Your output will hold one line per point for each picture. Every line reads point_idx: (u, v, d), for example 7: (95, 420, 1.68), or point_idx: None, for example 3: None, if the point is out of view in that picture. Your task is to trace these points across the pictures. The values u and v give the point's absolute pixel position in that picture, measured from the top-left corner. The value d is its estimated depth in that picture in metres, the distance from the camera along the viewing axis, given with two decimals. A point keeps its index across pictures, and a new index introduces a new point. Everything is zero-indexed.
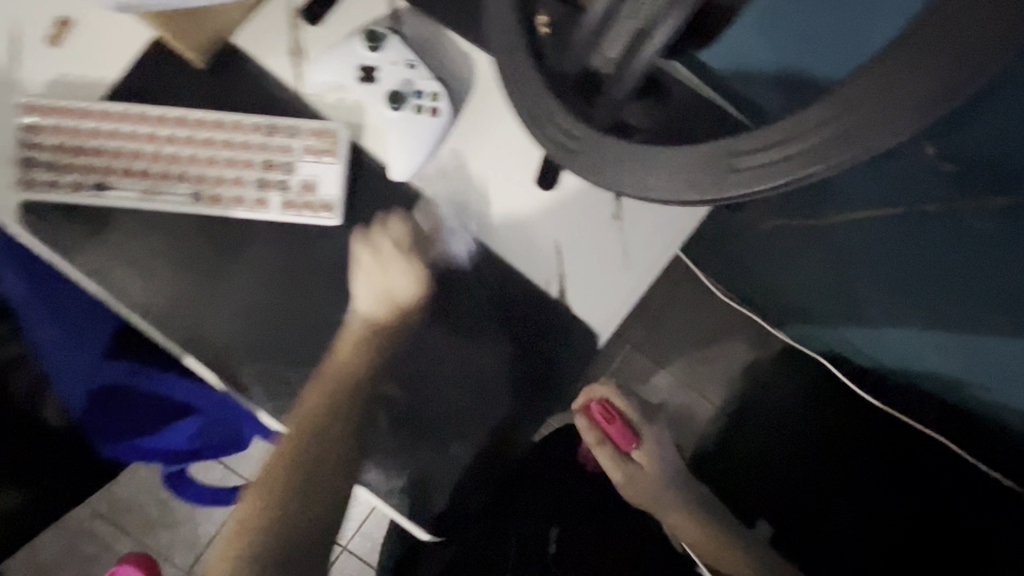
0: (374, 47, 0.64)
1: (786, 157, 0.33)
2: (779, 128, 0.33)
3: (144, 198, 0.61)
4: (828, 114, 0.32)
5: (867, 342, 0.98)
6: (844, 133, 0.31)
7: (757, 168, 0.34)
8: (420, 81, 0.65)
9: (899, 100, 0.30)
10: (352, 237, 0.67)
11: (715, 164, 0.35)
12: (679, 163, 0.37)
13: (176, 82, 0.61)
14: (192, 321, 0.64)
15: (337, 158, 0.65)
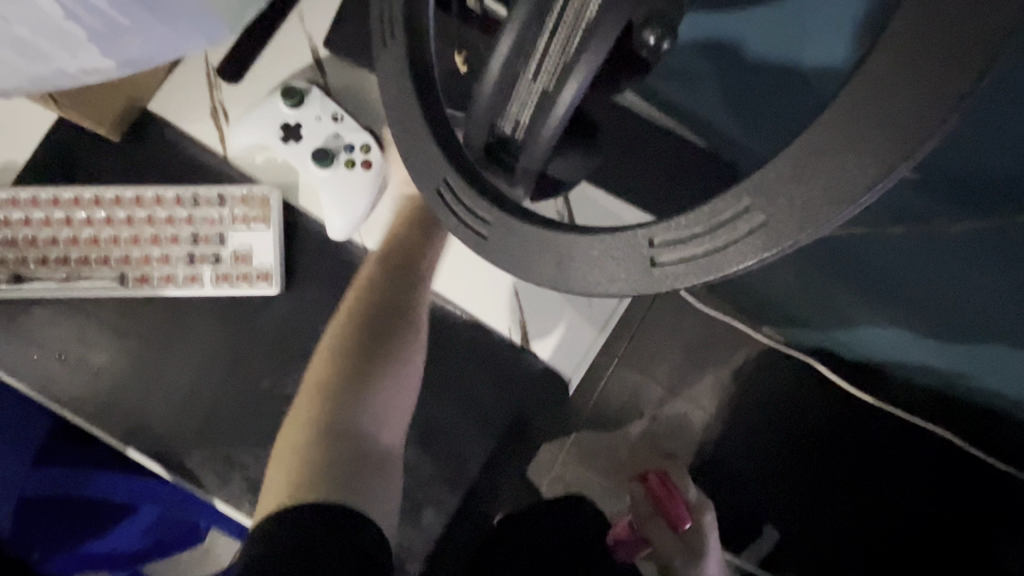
0: (296, 104, 0.58)
1: (723, 246, 0.25)
2: (708, 211, 0.25)
3: (65, 287, 0.57)
4: (755, 196, 0.24)
5: (852, 338, 0.95)
6: (777, 220, 0.24)
7: (686, 261, 0.25)
8: (349, 134, 0.58)
9: (843, 176, 0.23)
10: (293, 306, 0.60)
11: (621, 256, 0.27)
12: (588, 252, 0.27)
13: (94, 158, 0.58)
14: (123, 414, 0.58)
15: (269, 223, 0.58)
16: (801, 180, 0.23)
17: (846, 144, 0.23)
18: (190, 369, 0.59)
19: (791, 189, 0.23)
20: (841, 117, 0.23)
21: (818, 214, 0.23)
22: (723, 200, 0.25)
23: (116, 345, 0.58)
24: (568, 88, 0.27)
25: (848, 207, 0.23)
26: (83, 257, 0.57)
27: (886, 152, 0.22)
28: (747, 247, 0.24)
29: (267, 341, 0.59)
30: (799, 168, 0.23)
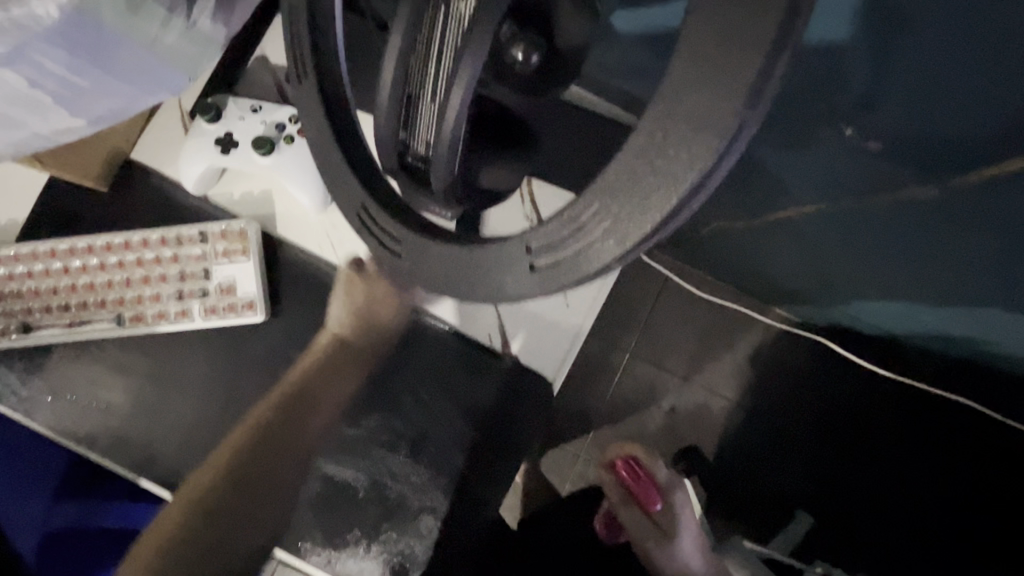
0: (213, 116, 0.59)
1: (587, 243, 0.28)
2: (566, 214, 0.29)
3: (68, 332, 0.61)
4: (604, 198, 0.27)
5: (866, 313, 0.97)
6: (626, 216, 0.27)
7: (562, 261, 0.29)
8: (271, 115, 0.60)
9: (672, 167, 0.26)
10: (281, 329, 0.62)
11: (511, 262, 0.31)
12: (488, 262, 0.32)
13: (86, 209, 0.62)
14: (131, 446, 0.61)
15: (249, 255, 0.60)
16: (643, 175, 0.26)
17: (675, 132, 0.25)
18: (192, 399, 0.62)
19: (636, 185, 0.27)
20: (666, 111, 0.26)
21: (658, 202, 0.26)
22: (577, 208, 0.28)
23: (120, 381, 0.62)
24: (456, 97, 0.30)
25: (682, 195, 0.26)
26: (81, 304, 0.61)
27: (710, 137, 0.25)
28: (608, 240, 0.28)
29: (260, 367, 0.62)
30: (638, 163, 0.26)
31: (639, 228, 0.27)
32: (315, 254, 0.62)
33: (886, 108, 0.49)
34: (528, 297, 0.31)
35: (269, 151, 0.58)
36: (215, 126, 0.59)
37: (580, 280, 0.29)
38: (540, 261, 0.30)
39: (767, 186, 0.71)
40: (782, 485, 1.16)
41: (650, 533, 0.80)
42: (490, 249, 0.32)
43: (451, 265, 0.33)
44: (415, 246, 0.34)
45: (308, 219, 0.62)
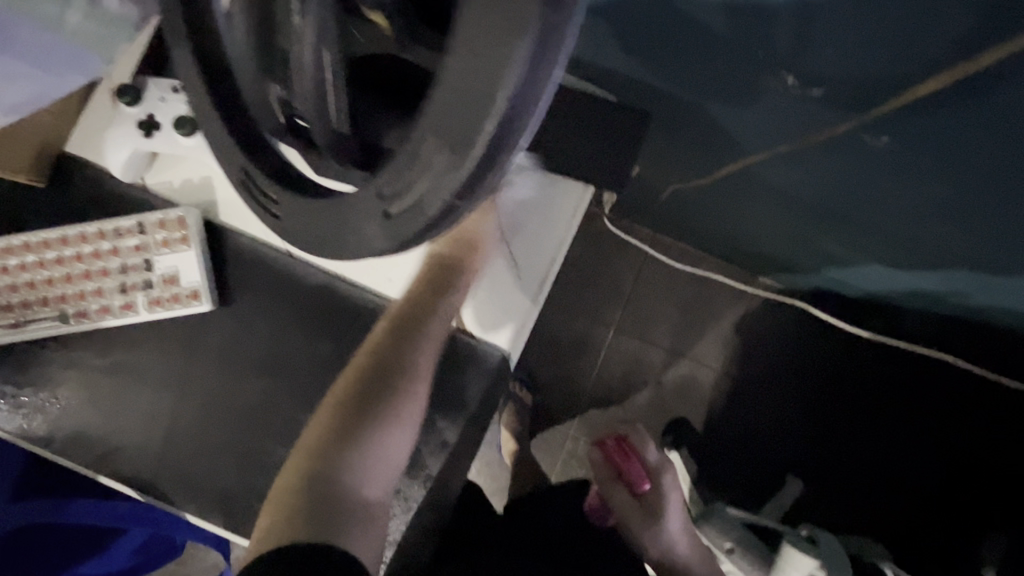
0: (133, 99, 0.57)
1: (422, 182, 0.26)
2: (404, 155, 0.27)
3: (14, 332, 0.60)
4: (430, 131, 0.25)
5: (843, 276, 0.96)
6: (452, 146, 0.25)
7: (408, 204, 0.27)
8: (192, 93, 0.57)
9: (480, 92, 0.23)
10: (234, 317, 0.61)
11: (369, 211, 0.29)
12: (354, 216, 0.30)
13: (24, 207, 0.61)
14: (91, 442, 0.61)
15: (190, 244, 0.59)
16: (455, 106, 0.24)
17: (480, 51, 0.23)
18: (147, 395, 0.61)
19: (457, 117, 0.24)
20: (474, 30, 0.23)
21: (476, 131, 0.24)
22: (416, 146, 0.26)
23: (73, 379, 0.61)
24: None
25: (495, 118, 0.23)
26: (25, 302, 0.60)
27: (512, 52, 0.22)
28: (445, 175, 0.25)
29: (212, 357, 0.61)
30: (451, 93, 0.24)
31: (465, 159, 0.25)
32: (259, 239, 0.62)
33: (822, 57, 0.48)
34: (390, 245, 0.29)
35: (193, 133, 0.56)
36: (136, 109, 0.56)
37: (431, 221, 0.27)
38: (392, 208, 0.28)
39: (723, 145, 0.70)
40: (768, 453, 1.16)
41: (637, 513, 0.83)
42: (354, 201, 0.30)
43: (335, 224, 0.32)
44: (311, 211, 0.33)
45: (249, 204, 0.61)
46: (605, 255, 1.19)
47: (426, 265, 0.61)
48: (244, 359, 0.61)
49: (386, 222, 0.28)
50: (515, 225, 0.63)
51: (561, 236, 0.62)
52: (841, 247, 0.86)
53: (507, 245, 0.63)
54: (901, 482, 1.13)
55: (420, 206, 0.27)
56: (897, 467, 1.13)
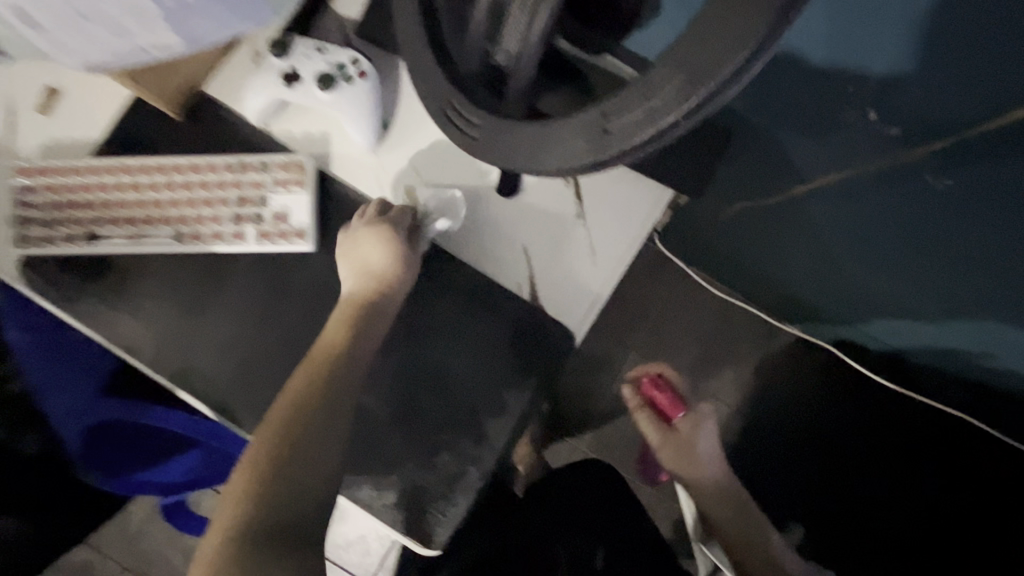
0: (282, 53, 0.64)
1: (653, 106, 0.31)
2: (639, 84, 0.32)
3: (129, 245, 0.66)
4: (675, 65, 0.30)
5: (881, 329, 1.00)
6: (690, 81, 0.29)
7: (632, 124, 0.32)
8: (335, 55, 0.64)
9: (728, 40, 0.28)
10: (326, 262, 0.66)
11: (585, 128, 0.34)
12: (565, 131, 0.35)
13: (156, 134, 0.67)
14: (175, 356, 0.65)
15: (305, 187, 0.65)
16: (701, 49, 0.29)
17: (738, 14, 0.28)
18: (236, 321, 0.66)
19: (696, 64, 0.29)
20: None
21: (707, 78, 0.29)
22: (650, 78, 0.31)
23: (169, 295, 0.66)
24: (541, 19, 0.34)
25: (737, 62, 0.28)
26: (146, 217, 0.66)
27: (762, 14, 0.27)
28: (667, 107, 0.31)
29: (300, 295, 0.66)
30: (702, 41, 0.29)
31: (694, 95, 0.29)
32: (364, 194, 0.67)
33: (906, 97, 0.55)
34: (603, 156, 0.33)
35: (331, 88, 0.63)
36: (283, 61, 0.64)
37: (648, 140, 0.32)
38: (612, 127, 0.33)
39: (789, 170, 0.76)
40: (777, 490, 1.18)
41: (669, 436, 0.87)
42: (566, 122, 0.35)
43: (527, 139, 0.37)
44: (491, 137, 0.38)
45: (363, 160, 0.67)
46: (644, 273, 1.24)
47: (511, 239, 0.67)
48: (330, 302, 0.66)
49: (602, 139, 0.33)
50: (598, 213, 0.67)
51: (639, 230, 0.67)
52: (885, 297, 0.90)
53: (588, 231, 0.67)
54: (906, 538, 1.14)
55: (644, 125, 0.31)
56: (903, 524, 1.14)
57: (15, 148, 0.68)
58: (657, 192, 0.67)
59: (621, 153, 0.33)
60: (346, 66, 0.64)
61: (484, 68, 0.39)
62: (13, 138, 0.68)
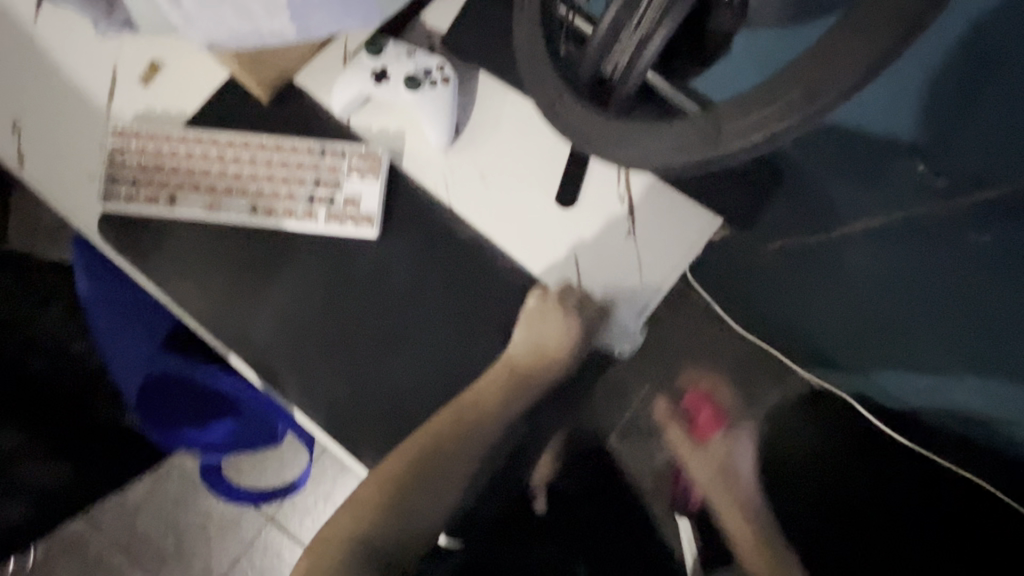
0: (375, 52, 0.69)
1: (769, 111, 0.34)
2: (755, 93, 0.35)
3: (207, 212, 0.70)
4: (799, 78, 0.33)
5: (899, 384, 0.91)
6: (809, 91, 0.33)
7: (745, 128, 0.35)
8: (423, 61, 0.70)
9: (850, 62, 0.32)
10: (387, 249, 0.70)
11: (696, 128, 0.37)
12: (673, 132, 0.38)
13: (245, 114, 0.72)
14: (234, 321, 0.69)
15: (378, 176, 0.69)
16: (821, 63, 0.32)
17: (847, 48, 0.32)
18: (297, 294, 0.69)
19: (815, 82, 0.33)
20: (847, 31, 0.32)
21: (821, 91, 0.33)
22: (767, 88, 0.34)
23: (235, 263, 0.70)
24: (654, 35, 0.38)
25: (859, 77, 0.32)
26: (226, 189, 0.70)
27: (882, 40, 0.31)
28: (785, 113, 0.34)
29: (359, 277, 0.70)
30: (826, 59, 0.32)
31: (810, 104, 0.33)
32: (429, 190, 0.71)
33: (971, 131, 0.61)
34: (716, 154, 0.36)
35: (416, 88, 0.68)
36: (375, 59, 0.69)
37: (762, 142, 0.35)
38: (727, 128, 0.35)
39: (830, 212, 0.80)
40: None
41: (708, 457, 0.99)
42: (674, 125, 0.38)
43: (625, 133, 0.40)
44: (585, 137, 0.42)
45: (433, 159, 0.72)
46: None
47: (564, 247, 0.71)
48: (386, 287, 0.69)
49: (715, 138, 0.36)
50: (649, 233, 0.71)
51: (686, 254, 0.71)
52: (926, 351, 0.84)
53: (637, 249, 0.71)
54: None
55: (762, 126, 0.34)
56: None
57: (113, 113, 0.73)
58: (705, 219, 0.71)
59: (732, 152, 0.35)
60: (432, 71, 0.69)
61: (592, 77, 0.43)
62: (111, 103, 0.73)
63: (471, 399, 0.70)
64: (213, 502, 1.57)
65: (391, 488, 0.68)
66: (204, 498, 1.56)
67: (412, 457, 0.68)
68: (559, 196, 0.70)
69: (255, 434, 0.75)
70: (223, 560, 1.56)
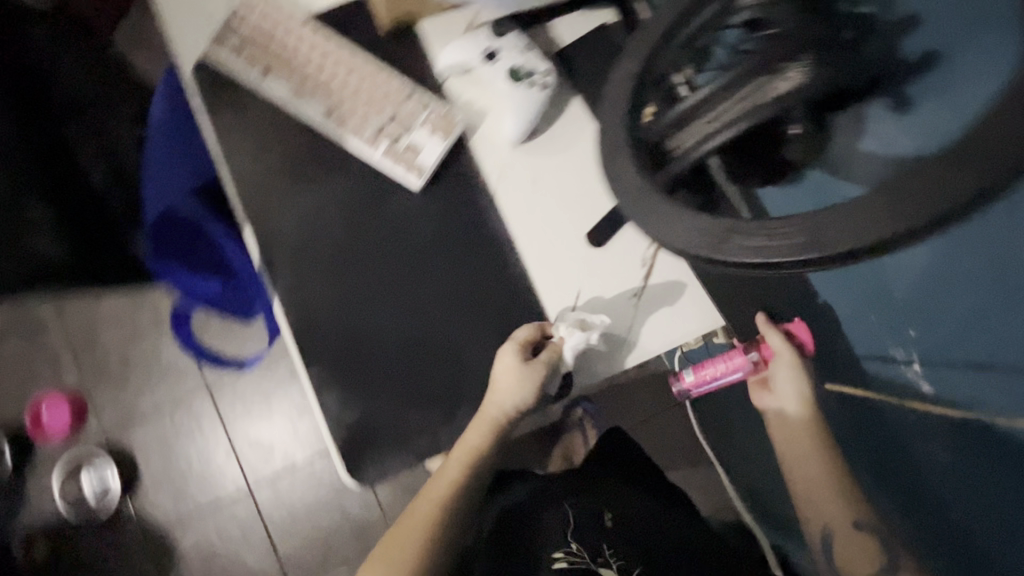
0: (496, 34, 0.74)
1: (777, 238, 0.39)
2: (773, 223, 0.40)
3: (289, 97, 0.74)
4: (811, 225, 0.38)
5: None
6: (817, 237, 0.38)
7: (752, 245, 0.40)
8: (533, 61, 0.74)
9: (849, 234, 0.37)
10: (421, 204, 0.74)
11: (714, 225, 0.42)
12: (697, 220, 0.43)
13: (363, 33, 0.77)
14: (265, 201, 0.74)
15: (446, 138, 0.73)
16: (839, 225, 0.37)
17: (854, 223, 0.37)
18: (327, 204, 0.74)
19: (819, 233, 0.38)
20: (866, 211, 0.37)
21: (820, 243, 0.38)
22: (776, 223, 0.40)
23: (290, 154, 0.75)
24: (719, 133, 0.41)
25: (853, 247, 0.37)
26: (314, 86, 0.75)
27: (878, 223, 0.36)
28: (783, 249, 0.39)
29: (385, 215, 0.74)
30: (844, 223, 0.37)
31: (811, 247, 0.38)
32: (483, 172, 0.75)
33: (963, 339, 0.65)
34: (725, 255, 0.41)
35: (515, 81, 0.72)
36: (493, 40, 0.73)
37: (760, 260, 0.40)
38: (736, 239, 0.41)
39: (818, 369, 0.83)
40: None
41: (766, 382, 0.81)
42: (696, 216, 0.42)
43: (658, 206, 0.44)
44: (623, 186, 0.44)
45: (501, 148, 0.75)
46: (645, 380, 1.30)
47: (573, 278, 0.73)
48: (402, 236, 0.74)
49: (725, 241, 0.41)
50: (655, 304, 0.73)
51: (680, 338, 0.72)
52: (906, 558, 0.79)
53: (637, 311, 0.73)
54: None
55: (769, 251, 0.40)
56: None
57: None
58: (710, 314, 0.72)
59: (735, 259, 0.41)
60: (536, 73, 0.73)
61: (657, 143, 0.46)
62: None
63: (468, 453, 0.73)
64: (167, 348, 1.63)
65: (419, 537, 0.74)
66: (162, 341, 1.63)
67: (447, 495, 0.76)
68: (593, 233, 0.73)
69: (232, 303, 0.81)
70: (148, 404, 1.61)
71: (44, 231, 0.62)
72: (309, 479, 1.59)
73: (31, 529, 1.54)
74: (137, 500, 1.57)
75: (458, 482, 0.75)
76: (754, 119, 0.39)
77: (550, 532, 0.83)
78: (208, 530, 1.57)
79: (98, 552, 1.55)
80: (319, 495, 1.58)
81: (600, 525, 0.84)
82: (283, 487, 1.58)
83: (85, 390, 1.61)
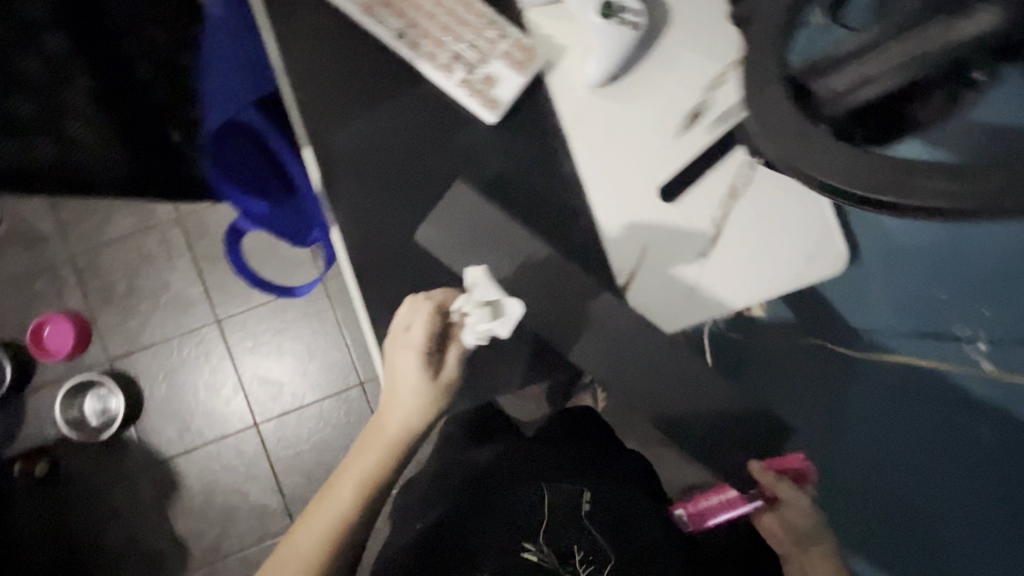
0: None
1: (964, 186, 0.35)
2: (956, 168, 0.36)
3: (360, 11, 0.70)
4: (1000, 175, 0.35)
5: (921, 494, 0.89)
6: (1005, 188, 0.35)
7: (932, 191, 0.36)
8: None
9: None
10: (491, 140, 0.71)
11: (884, 165, 0.37)
12: (856, 157, 0.38)
13: None
14: (328, 120, 0.70)
15: (524, 72, 0.70)
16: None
17: None
18: (393, 131, 0.71)
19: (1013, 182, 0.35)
20: None
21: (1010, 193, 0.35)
22: (963, 169, 0.36)
23: (357, 73, 0.71)
24: (880, 81, 0.40)
25: None
26: (387, 2, 0.70)
27: None
28: (969, 196, 0.35)
29: (453, 148, 0.71)
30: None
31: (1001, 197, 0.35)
32: (558, 113, 0.72)
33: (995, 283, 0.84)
34: (898, 201, 0.36)
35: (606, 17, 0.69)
36: None
37: (940, 208, 0.36)
38: (915, 182, 0.36)
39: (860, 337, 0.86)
40: None
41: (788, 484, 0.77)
42: (862, 155, 0.38)
43: (811, 139, 0.39)
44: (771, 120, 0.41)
45: (579, 88, 0.72)
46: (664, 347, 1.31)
47: (640, 231, 0.72)
48: (469, 172, 0.71)
49: (905, 183, 0.36)
50: (720, 265, 0.72)
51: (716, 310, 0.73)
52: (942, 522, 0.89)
53: (701, 272, 0.72)
54: None
55: (950, 197, 0.35)
56: None
57: None
58: (736, 291, 0.72)
59: (912, 204, 0.36)
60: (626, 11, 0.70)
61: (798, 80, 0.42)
62: None
63: (385, 451, 0.71)
64: (175, 280, 1.59)
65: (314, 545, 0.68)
66: (170, 272, 1.59)
67: (357, 491, 0.70)
68: (666, 188, 0.71)
69: (286, 228, 0.79)
70: (154, 333, 1.58)
71: (87, 120, 0.50)
72: (316, 420, 1.58)
73: (29, 448, 1.52)
74: (140, 429, 1.56)
75: (365, 472, 0.71)
76: (918, 71, 0.39)
77: (507, 524, 0.76)
78: (211, 464, 1.56)
79: (96, 477, 1.53)
80: (325, 436, 1.58)
81: (577, 512, 0.76)
82: (289, 426, 1.58)
83: (88, 315, 1.57)
